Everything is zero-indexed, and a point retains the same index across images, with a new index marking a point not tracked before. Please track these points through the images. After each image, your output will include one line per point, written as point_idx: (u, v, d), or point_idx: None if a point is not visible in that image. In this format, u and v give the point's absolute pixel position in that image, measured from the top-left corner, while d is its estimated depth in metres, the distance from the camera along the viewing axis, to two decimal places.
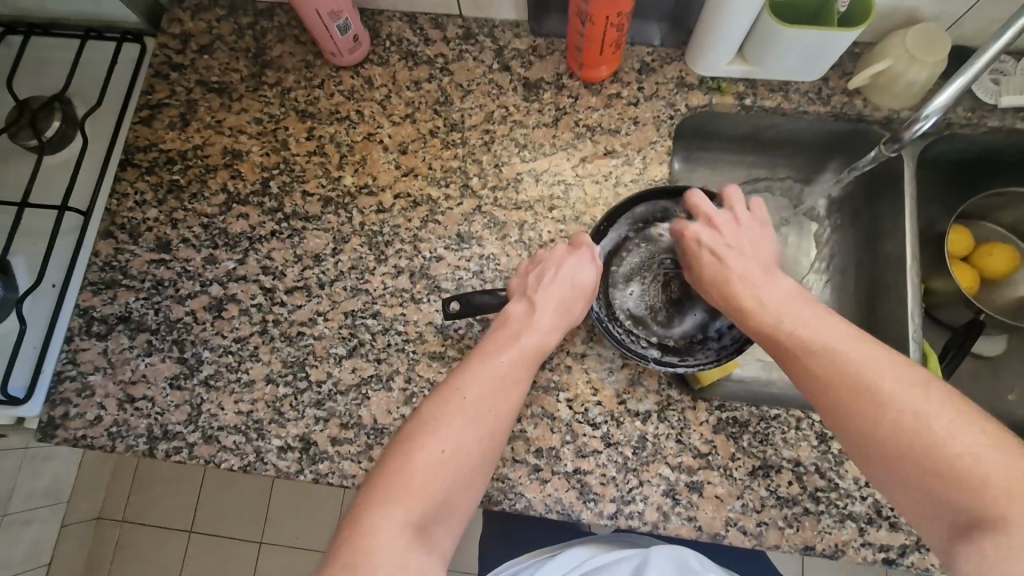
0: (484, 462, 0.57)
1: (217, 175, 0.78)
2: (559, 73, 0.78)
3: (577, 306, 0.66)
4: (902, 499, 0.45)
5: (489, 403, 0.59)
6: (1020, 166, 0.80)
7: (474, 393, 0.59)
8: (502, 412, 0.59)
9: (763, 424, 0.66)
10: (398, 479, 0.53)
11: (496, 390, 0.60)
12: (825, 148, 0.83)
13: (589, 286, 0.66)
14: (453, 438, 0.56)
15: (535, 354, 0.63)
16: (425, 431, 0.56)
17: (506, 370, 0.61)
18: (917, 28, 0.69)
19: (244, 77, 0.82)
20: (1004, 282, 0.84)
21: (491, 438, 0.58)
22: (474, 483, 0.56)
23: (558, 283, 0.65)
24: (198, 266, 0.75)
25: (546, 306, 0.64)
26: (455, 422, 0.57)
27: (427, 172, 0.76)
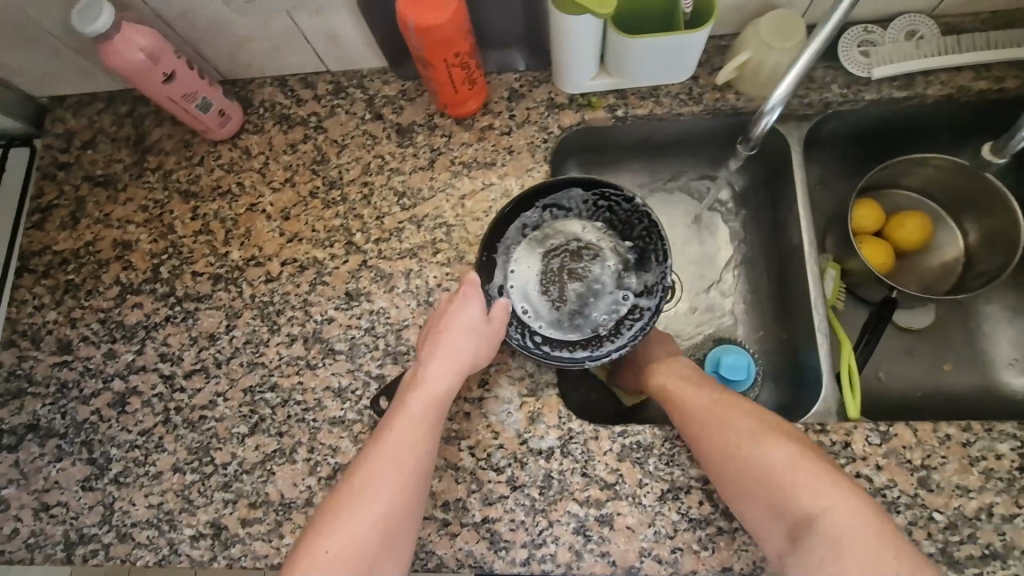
0: (406, 521, 0.59)
1: (109, 269, 0.78)
2: (430, 114, 0.77)
3: (480, 348, 0.64)
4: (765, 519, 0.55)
5: (394, 467, 0.59)
6: (914, 132, 0.78)
7: (378, 462, 0.59)
8: (412, 469, 0.59)
9: (668, 445, 0.64)
10: (319, 561, 0.55)
11: (397, 455, 0.59)
12: (715, 145, 0.81)
13: (479, 326, 0.64)
14: (363, 510, 0.57)
15: (428, 409, 0.61)
16: (342, 509, 0.58)
17: (399, 440, 0.60)
18: (768, 17, 0.67)
19: (126, 166, 0.82)
20: (929, 246, 0.83)
21: (405, 498, 0.59)
22: (398, 543, 0.58)
23: (448, 328, 0.64)
24: (99, 363, 0.75)
25: (435, 355, 0.63)
26: (369, 493, 0.58)
27: (311, 235, 0.76)
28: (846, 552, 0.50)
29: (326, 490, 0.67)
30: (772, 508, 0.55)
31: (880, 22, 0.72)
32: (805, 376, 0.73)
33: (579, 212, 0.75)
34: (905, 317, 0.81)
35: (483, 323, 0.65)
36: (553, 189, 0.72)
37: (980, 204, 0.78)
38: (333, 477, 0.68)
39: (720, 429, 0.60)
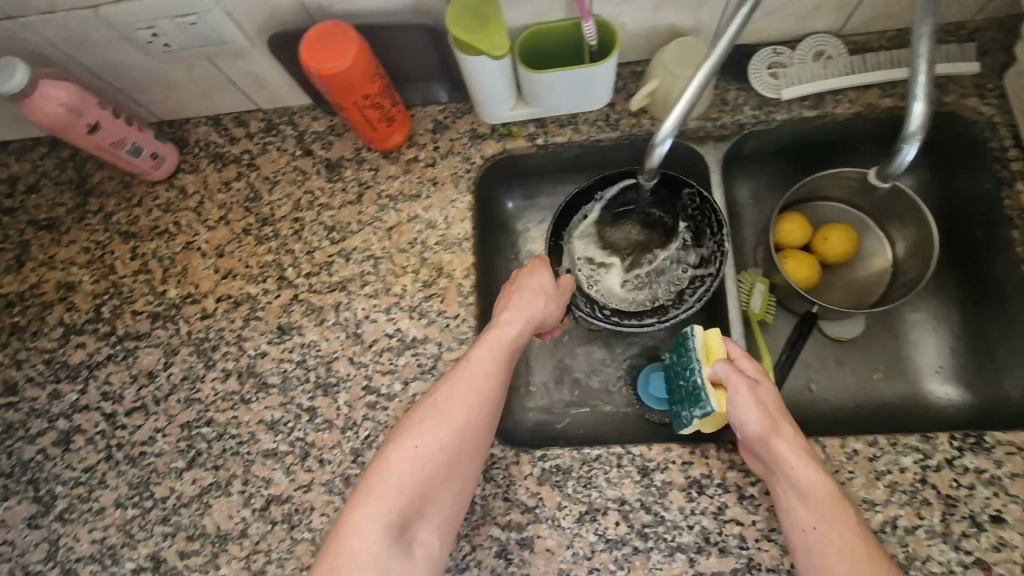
0: (457, 469, 0.60)
1: (53, 310, 0.81)
2: (357, 149, 0.79)
3: (549, 310, 0.69)
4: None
5: (456, 411, 0.61)
6: (834, 147, 0.79)
7: (436, 405, 0.61)
8: (485, 409, 0.62)
9: (586, 468, 0.66)
10: (370, 489, 0.57)
11: (473, 396, 0.62)
12: None
13: (547, 287, 0.69)
14: (422, 446, 0.59)
15: (505, 361, 0.64)
16: (398, 443, 0.59)
17: (468, 393, 0.62)
18: (674, 45, 0.68)
19: (69, 208, 0.84)
20: (856, 256, 0.83)
21: (466, 444, 0.61)
22: (446, 489, 0.59)
23: (520, 290, 0.68)
24: (44, 403, 0.77)
25: (519, 307, 0.66)
26: (427, 432, 0.59)
27: (244, 271, 0.78)
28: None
29: (260, 521, 0.69)
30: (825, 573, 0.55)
31: (788, 43, 0.73)
32: None
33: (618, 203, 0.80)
34: (834, 328, 0.81)
35: (552, 286, 0.70)
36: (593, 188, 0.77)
37: (898, 213, 0.79)
38: (267, 508, 0.70)
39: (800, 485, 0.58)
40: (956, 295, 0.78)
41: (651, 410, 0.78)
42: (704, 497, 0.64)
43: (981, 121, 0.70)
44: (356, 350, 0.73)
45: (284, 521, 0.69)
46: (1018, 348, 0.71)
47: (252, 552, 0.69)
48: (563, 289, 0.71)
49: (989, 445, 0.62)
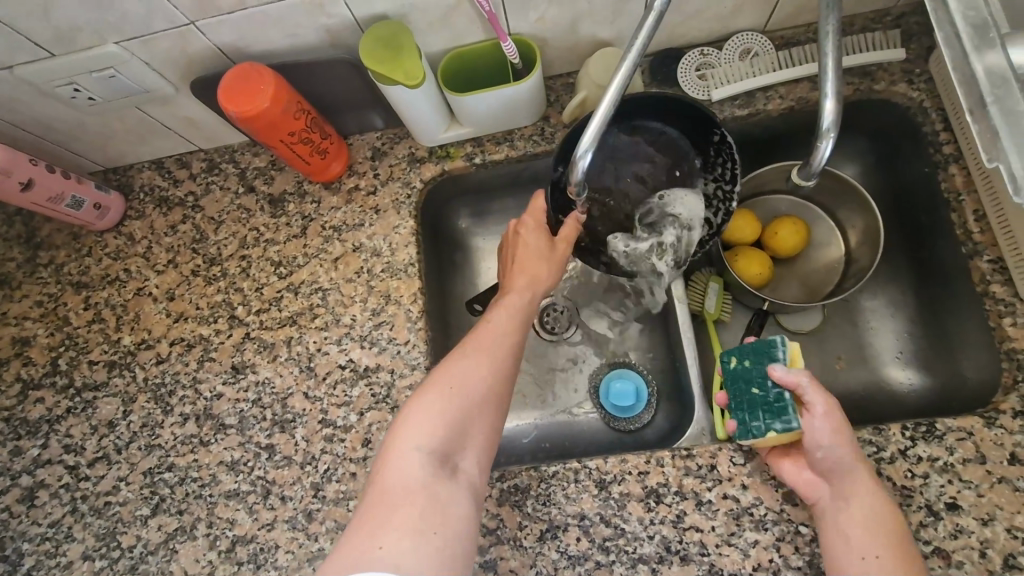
0: (493, 403, 0.57)
1: (10, 366, 0.81)
2: (299, 182, 0.79)
3: (545, 266, 0.67)
4: None
5: (489, 348, 0.60)
6: (776, 141, 0.79)
7: (473, 344, 0.60)
8: (517, 344, 0.62)
9: (544, 485, 0.65)
10: (411, 418, 0.55)
11: (502, 333, 0.61)
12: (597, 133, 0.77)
13: (546, 244, 0.68)
14: (457, 379, 0.57)
15: (519, 308, 0.64)
16: (437, 378, 0.57)
17: (496, 328, 0.61)
18: (595, 56, 0.69)
19: (20, 263, 0.84)
20: (809, 246, 0.83)
21: (499, 376, 0.59)
22: (483, 424, 0.57)
23: (520, 251, 0.68)
24: (7, 461, 0.77)
25: (519, 261, 0.68)
26: (466, 367, 0.58)
27: (195, 313, 0.78)
28: None
29: (226, 563, 0.69)
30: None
31: (714, 44, 0.73)
32: (684, 398, 0.75)
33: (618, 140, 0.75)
34: (792, 320, 0.81)
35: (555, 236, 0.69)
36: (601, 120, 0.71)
37: (845, 200, 0.79)
38: (232, 550, 0.69)
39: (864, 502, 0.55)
40: (907, 280, 0.78)
41: (615, 417, 0.77)
42: (662, 506, 0.63)
43: (912, 106, 0.71)
44: (310, 384, 0.73)
45: (250, 561, 0.69)
46: (968, 333, 0.69)
47: None
48: (564, 241, 0.69)
49: (941, 432, 0.61)
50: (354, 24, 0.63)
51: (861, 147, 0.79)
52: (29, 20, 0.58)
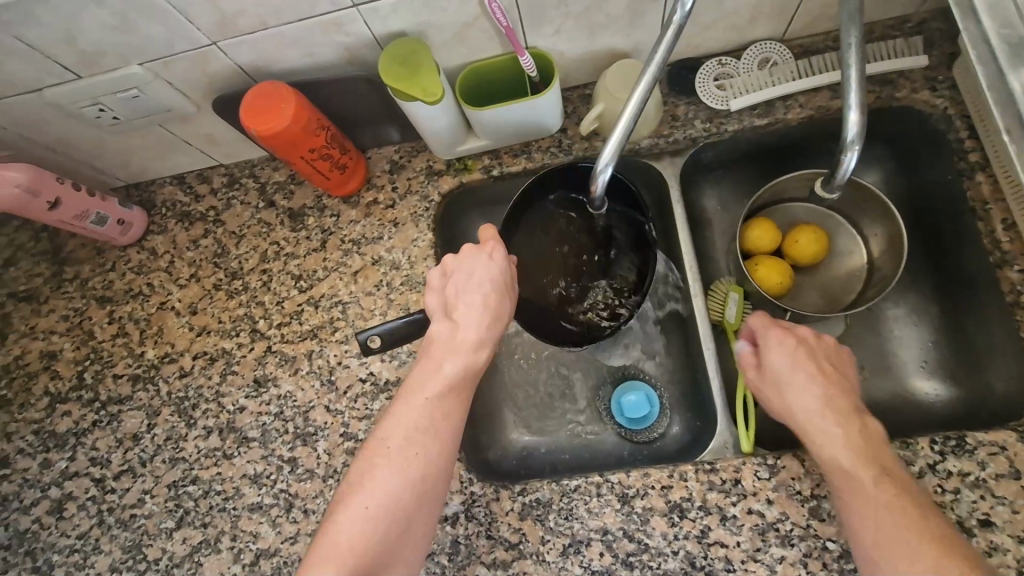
0: (422, 502, 0.57)
1: (38, 380, 0.82)
2: (318, 196, 0.80)
3: (506, 304, 0.66)
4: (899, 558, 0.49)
5: (419, 445, 0.57)
6: (797, 148, 0.79)
7: (399, 435, 0.58)
8: (448, 417, 0.59)
9: (566, 499, 0.65)
10: (337, 528, 0.54)
11: (434, 421, 0.59)
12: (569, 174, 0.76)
13: (506, 281, 0.66)
14: (381, 487, 0.56)
15: (463, 377, 0.61)
16: (361, 478, 0.56)
17: (427, 408, 0.59)
18: (613, 67, 0.68)
19: (46, 278, 0.86)
20: (829, 254, 0.82)
21: (430, 473, 0.57)
22: (414, 526, 0.56)
23: (478, 289, 0.64)
24: (36, 473, 0.79)
25: (472, 305, 0.64)
26: (390, 470, 0.56)
27: (218, 327, 0.79)
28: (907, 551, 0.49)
29: None
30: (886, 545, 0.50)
31: (733, 53, 0.72)
32: (705, 410, 0.75)
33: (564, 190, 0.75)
34: (814, 329, 0.80)
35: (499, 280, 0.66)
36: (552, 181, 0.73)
37: (866, 208, 0.78)
38: (256, 563, 0.70)
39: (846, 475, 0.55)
40: (931, 289, 0.77)
41: (626, 427, 0.77)
42: (686, 522, 0.62)
43: (935, 113, 0.70)
44: (332, 398, 0.73)
45: (274, 574, 0.69)
46: (998, 342, 0.68)
47: None
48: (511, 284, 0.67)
49: (971, 447, 0.60)
50: (373, 41, 0.64)
51: (883, 154, 0.78)
52: (57, 46, 0.59)
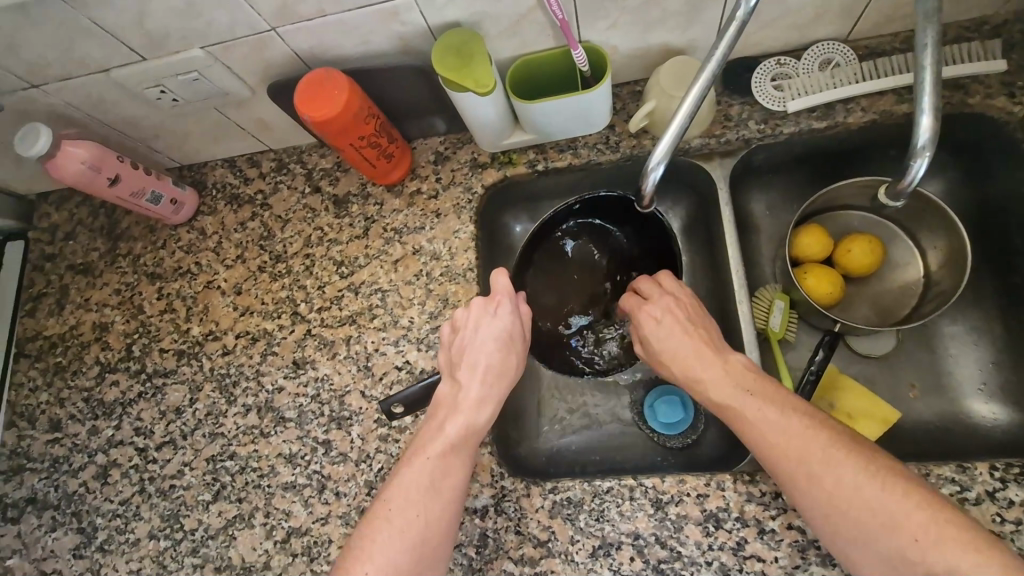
0: (424, 562, 0.59)
1: (90, 350, 0.86)
2: (363, 184, 0.81)
3: (511, 359, 0.70)
4: (865, 522, 0.52)
5: (418, 507, 0.60)
6: (855, 153, 0.76)
7: (403, 492, 0.61)
8: (452, 474, 0.62)
9: (597, 500, 0.64)
10: None
11: (435, 481, 0.61)
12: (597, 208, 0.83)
13: (514, 338, 0.70)
14: (384, 554, 0.58)
15: (466, 436, 0.64)
16: (368, 542, 0.59)
17: (432, 466, 0.62)
18: (668, 63, 0.67)
19: (102, 253, 0.90)
20: (881, 266, 0.79)
21: (432, 532, 0.60)
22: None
23: (483, 346, 0.68)
24: (84, 439, 0.82)
25: (475, 366, 0.67)
26: (394, 532, 0.59)
27: (261, 308, 0.81)
28: (875, 515, 0.52)
29: (281, 553, 0.71)
30: (852, 514, 0.53)
31: (793, 52, 0.70)
32: None
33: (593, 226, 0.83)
34: (862, 343, 0.77)
35: (505, 339, 0.69)
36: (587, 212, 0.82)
37: (927, 220, 0.75)
38: (287, 541, 0.71)
39: (793, 453, 0.57)
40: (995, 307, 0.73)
41: (659, 431, 0.75)
42: (721, 532, 0.61)
43: (1012, 121, 0.66)
44: (367, 383, 0.74)
45: (304, 553, 0.71)
46: None
47: None
48: (519, 343, 0.70)
49: None
50: (427, 31, 0.64)
51: (949, 163, 0.74)
52: (127, 30, 0.61)
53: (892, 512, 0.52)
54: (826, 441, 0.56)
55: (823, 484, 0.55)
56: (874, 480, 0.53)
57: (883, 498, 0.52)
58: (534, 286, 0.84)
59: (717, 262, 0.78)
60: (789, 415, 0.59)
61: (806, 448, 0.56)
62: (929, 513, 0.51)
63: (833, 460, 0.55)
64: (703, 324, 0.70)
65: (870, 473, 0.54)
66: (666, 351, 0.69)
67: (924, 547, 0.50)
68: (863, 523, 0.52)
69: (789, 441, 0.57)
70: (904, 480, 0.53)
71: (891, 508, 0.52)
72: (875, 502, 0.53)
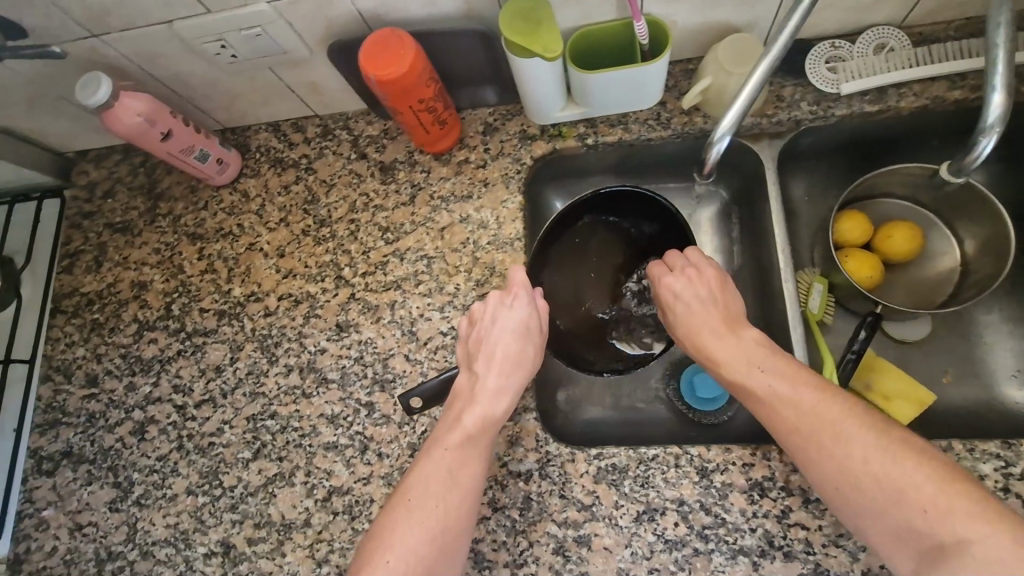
0: (443, 554, 0.59)
1: (128, 308, 0.86)
2: (410, 151, 0.82)
3: (529, 349, 0.69)
4: (879, 498, 0.51)
5: (437, 498, 0.60)
6: (899, 141, 0.77)
7: (422, 483, 0.61)
8: (468, 466, 0.62)
9: (642, 467, 0.65)
10: None
11: (453, 473, 0.61)
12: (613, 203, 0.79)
13: (532, 329, 0.69)
14: (403, 544, 0.58)
15: (483, 427, 0.64)
16: (386, 533, 0.59)
17: (449, 457, 0.62)
18: (728, 40, 0.67)
19: (141, 212, 0.90)
20: (919, 254, 0.80)
21: (449, 523, 0.60)
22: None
23: (500, 338, 0.67)
24: (122, 395, 0.83)
25: (493, 358, 0.67)
26: (412, 523, 0.59)
27: (304, 271, 0.81)
28: (890, 490, 0.51)
29: (323, 511, 0.72)
30: (866, 489, 0.52)
31: (847, 36, 0.71)
32: None
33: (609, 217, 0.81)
34: (898, 328, 0.78)
35: (524, 331, 0.69)
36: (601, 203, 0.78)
37: (969, 209, 0.76)
38: (329, 499, 0.72)
39: (803, 428, 0.56)
40: None
41: (696, 408, 0.76)
42: (765, 500, 0.62)
43: None
44: (412, 348, 0.75)
45: (345, 511, 0.71)
46: None
47: (315, 541, 0.71)
48: (538, 335, 0.70)
49: None
50: None
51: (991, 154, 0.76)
52: None
53: (909, 486, 0.50)
54: (837, 414, 0.55)
55: (835, 460, 0.54)
56: (889, 454, 0.52)
57: (896, 471, 0.51)
58: (552, 283, 0.79)
59: (761, 242, 0.79)
60: (799, 387, 0.58)
61: (818, 421, 0.56)
62: (947, 487, 0.49)
63: (843, 434, 0.54)
64: (723, 299, 0.69)
65: (886, 445, 0.52)
66: (683, 322, 0.70)
67: (941, 521, 0.48)
68: (876, 498, 0.51)
69: (797, 415, 0.57)
70: (919, 452, 0.52)
71: (908, 484, 0.50)
72: (891, 477, 0.51)
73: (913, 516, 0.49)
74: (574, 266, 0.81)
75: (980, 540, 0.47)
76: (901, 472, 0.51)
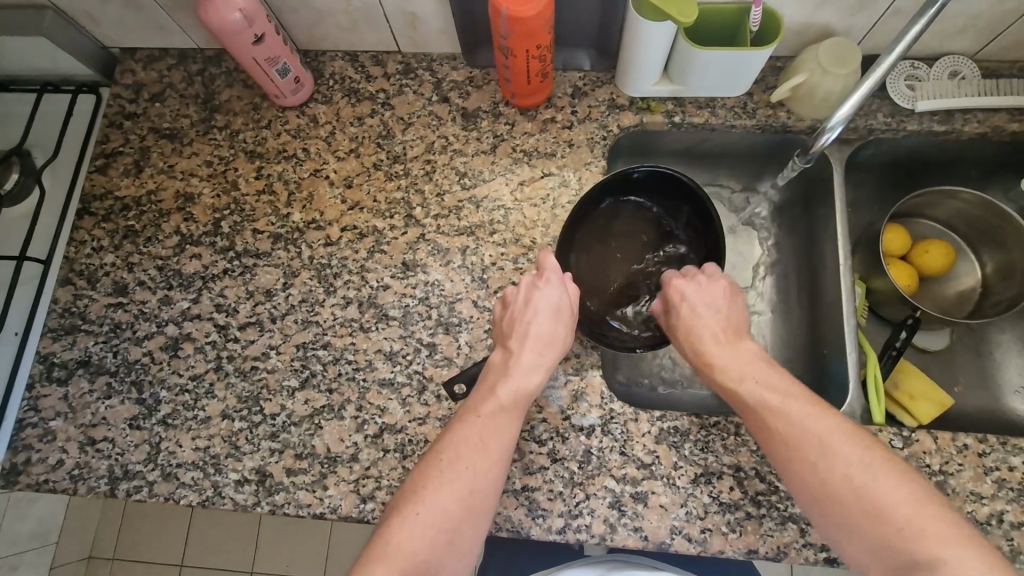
0: (472, 518, 0.57)
1: (170, 219, 0.81)
2: (495, 102, 0.81)
3: (561, 331, 0.66)
4: (857, 516, 0.52)
5: (468, 462, 0.58)
6: (948, 166, 0.84)
7: (453, 448, 0.59)
8: (500, 439, 0.60)
9: (703, 432, 0.68)
10: (393, 532, 0.55)
11: (484, 439, 0.60)
12: (643, 193, 0.79)
13: (565, 310, 0.66)
14: (435, 503, 0.57)
15: (517, 399, 0.62)
16: (416, 492, 0.57)
17: (481, 425, 0.60)
18: (828, 43, 0.71)
19: (194, 122, 0.85)
20: (946, 273, 0.88)
21: (478, 489, 0.58)
22: (462, 540, 0.57)
23: (534, 317, 0.65)
24: (154, 308, 0.77)
25: (528, 334, 0.64)
26: (443, 484, 0.57)
27: (372, 205, 0.79)
28: (870, 508, 0.51)
29: (372, 448, 0.70)
30: (845, 502, 0.52)
31: (923, 60, 0.78)
32: (831, 387, 0.78)
33: (638, 203, 0.80)
34: (921, 336, 0.85)
35: (558, 311, 0.66)
36: (622, 191, 0.78)
37: (996, 238, 0.83)
38: (380, 436, 0.70)
39: (792, 439, 0.56)
40: None
41: None
42: None
43: None
44: (481, 294, 0.74)
45: (396, 450, 0.69)
46: None
47: (361, 477, 0.69)
48: (572, 319, 0.67)
49: None
50: None
51: None
52: None
53: (890, 505, 0.51)
54: (826, 427, 0.56)
55: (818, 474, 0.54)
56: (877, 473, 0.52)
57: (880, 489, 0.51)
58: (579, 267, 0.78)
59: (813, 239, 0.83)
60: (792, 401, 0.58)
61: (810, 435, 0.56)
62: (928, 510, 0.50)
63: (832, 447, 0.54)
64: (731, 313, 0.68)
65: (876, 465, 0.53)
66: (683, 325, 0.67)
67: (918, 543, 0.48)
68: (851, 515, 0.52)
69: (788, 427, 0.57)
70: (902, 470, 0.53)
71: (888, 504, 0.51)
72: (873, 493, 0.51)
73: (889, 534, 0.50)
74: (602, 252, 0.80)
75: (956, 560, 0.47)
76: (883, 493, 0.51)
